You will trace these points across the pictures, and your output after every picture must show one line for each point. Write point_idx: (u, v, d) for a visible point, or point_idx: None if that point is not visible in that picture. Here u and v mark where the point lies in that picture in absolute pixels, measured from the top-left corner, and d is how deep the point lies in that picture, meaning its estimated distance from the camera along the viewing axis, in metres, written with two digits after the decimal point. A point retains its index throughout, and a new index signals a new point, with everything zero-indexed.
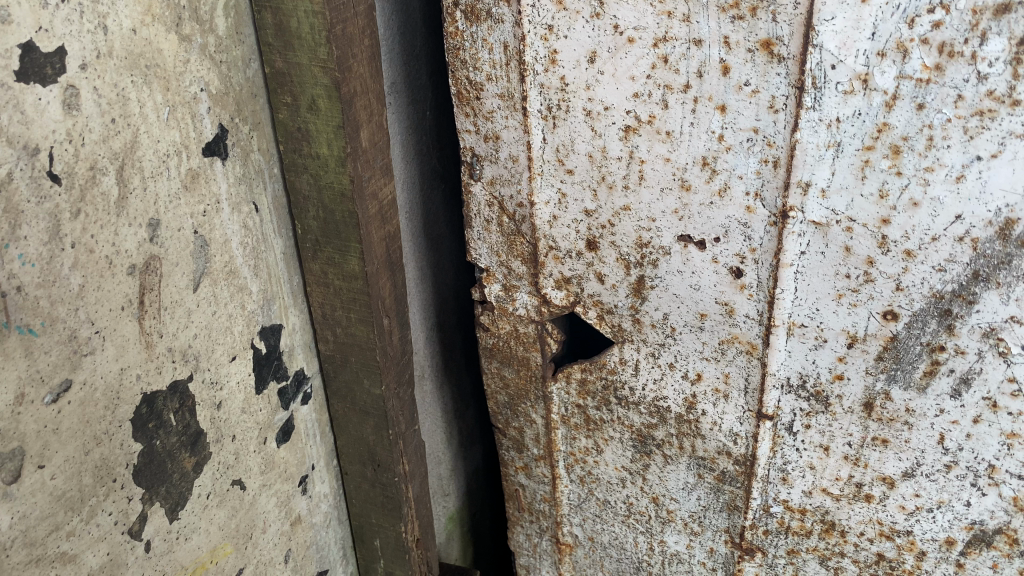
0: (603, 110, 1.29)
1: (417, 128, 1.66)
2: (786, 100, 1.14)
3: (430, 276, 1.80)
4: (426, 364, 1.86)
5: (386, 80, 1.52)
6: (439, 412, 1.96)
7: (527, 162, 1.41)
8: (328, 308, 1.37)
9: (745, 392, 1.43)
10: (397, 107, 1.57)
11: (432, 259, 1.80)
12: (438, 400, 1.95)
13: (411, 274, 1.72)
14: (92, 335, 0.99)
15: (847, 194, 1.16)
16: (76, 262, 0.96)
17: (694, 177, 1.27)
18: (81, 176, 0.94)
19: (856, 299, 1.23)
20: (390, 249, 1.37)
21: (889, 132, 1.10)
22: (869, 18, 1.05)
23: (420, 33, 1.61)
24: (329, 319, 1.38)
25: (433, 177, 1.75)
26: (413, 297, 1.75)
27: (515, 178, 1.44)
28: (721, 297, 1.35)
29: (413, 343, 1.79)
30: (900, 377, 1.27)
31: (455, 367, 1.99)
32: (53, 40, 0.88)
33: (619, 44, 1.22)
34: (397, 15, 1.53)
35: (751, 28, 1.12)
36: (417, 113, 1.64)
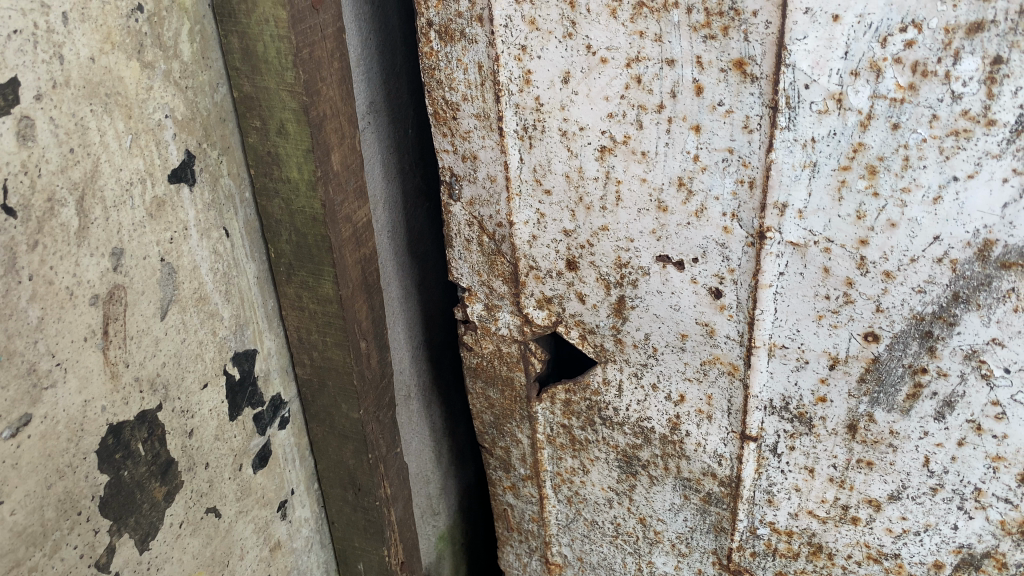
0: (578, 130, 1.27)
1: (399, 147, 1.64)
2: (760, 120, 1.12)
3: (414, 295, 1.79)
4: (412, 383, 1.84)
5: (363, 100, 1.50)
6: (426, 431, 1.94)
7: (505, 183, 1.39)
8: (304, 332, 1.35)
9: (728, 413, 1.40)
10: (376, 126, 1.56)
11: (417, 278, 1.79)
12: (426, 419, 1.93)
13: (393, 294, 1.71)
14: (53, 368, 0.98)
15: (824, 214, 1.14)
16: (33, 294, 0.94)
17: (671, 198, 1.25)
18: (37, 208, 0.93)
19: (837, 320, 1.21)
20: (367, 272, 1.35)
21: (865, 152, 1.08)
22: (841, 37, 1.02)
23: (398, 50, 1.60)
24: (306, 343, 1.36)
25: (416, 195, 1.74)
26: (397, 317, 1.73)
27: (494, 198, 1.42)
28: (701, 318, 1.33)
29: (397, 363, 1.77)
30: (883, 399, 1.24)
31: (443, 386, 1.97)
32: (5, 71, 0.87)
33: (592, 65, 1.20)
34: (374, 33, 1.51)
35: (723, 48, 1.10)
36: (397, 131, 1.63)
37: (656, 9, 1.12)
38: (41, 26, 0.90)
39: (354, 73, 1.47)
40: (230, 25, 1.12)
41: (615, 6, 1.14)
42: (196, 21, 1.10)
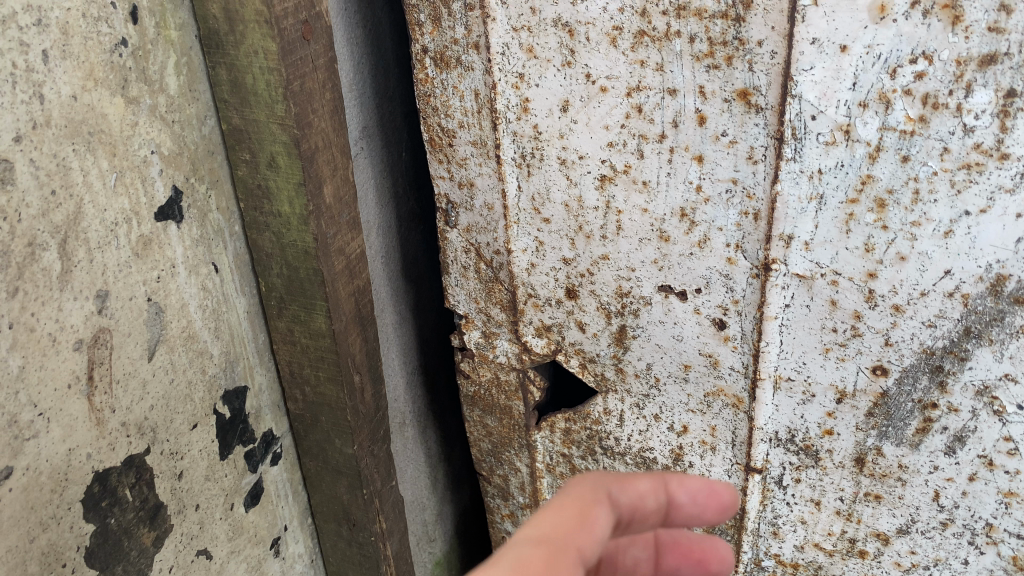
0: (577, 159, 1.24)
1: (393, 170, 1.61)
2: (765, 151, 1.09)
3: (409, 321, 1.75)
4: (408, 410, 1.80)
5: (357, 124, 1.47)
6: (422, 458, 1.90)
7: (502, 211, 1.36)
8: (296, 366, 1.31)
9: (732, 445, 1.37)
10: (370, 151, 1.52)
11: (412, 303, 1.75)
12: (422, 445, 1.89)
13: (389, 320, 1.67)
14: (35, 418, 0.94)
15: (831, 247, 1.11)
16: (14, 343, 0.90)
17: (673, 228, 1.22)
18: (18, 253, 0.89)
19: (844, 353, 1.18)
20: (361, 304, 1.32)
21: (874, 184, 1.05)
22: (849, 68, 0.99)
23: (391, 73, 1.56)
24: (298, 377, 1.32)
25: (410, 219, 1.70)
26: (392, 343, 1.70)
27: (492, 226, 1.39)
28: (705, 349, 1.30)
29: (392, 390, 1.73)
30: (892, 433, 1.21)
31: (439, 410, 1.94)
32: None
33: (592, 93, 1.17)
34: (367, 56, 1.48)
35: (727, 78, 1.07)
36: (390, 155, 1.59)
37: (658, 37, 1.09)
38: (20, 66, 0.86)
39: (346, 97, 1.43)
40: (217, 56, 1.07)
41: (615, 34, 1.11)
42: (183, 53, 1.06)
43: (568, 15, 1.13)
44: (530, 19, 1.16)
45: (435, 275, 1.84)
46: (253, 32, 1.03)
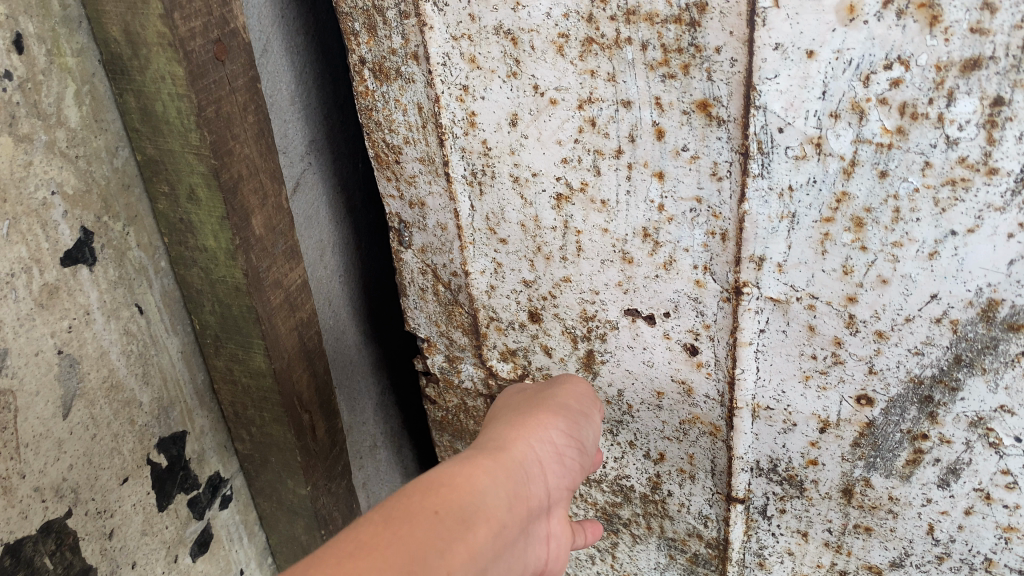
0: (531, 176, 1.14)
1: (348, 184, 1.49)
2: (730, 167, 0.99)
3: (376, 338, 1.64)
4: (380, 431, 1.71)
5: (303, 138, 1.34)
6: (398, 477, 1.81)
7: (456, 231, 1.26)
8: (239, 406, 1.22)
9: (712, 474, 1.28)
10: (320, 166, 1.40)
11: (380, 321, 1.64)
12: (397, 464, 1.80)
13: (353, 343, 1.56)
14: None
15: (806, 269, 1.01)
16: None
17: (636, 249, 1.12)
18: None
19: (825, 382, 1.08)
20: (305, 337, 1.22)
21: (849, 202, 0.95)
22: (817, 76, 0.89)
23: (342, 77, 1.43)
24: (243, 418, 1.24)
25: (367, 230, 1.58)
26: (360, 366, 1.59)
27: (447, 246, 1.29)
28: (677, 375, 1.21)
29: (363, 415, 1.63)
30: (880, 464, 1.12)
31: (414, 427, 1.84)
32: None
33: (541, 106, 1.07)
34: (313, 59, 1.34)
35: (684, 88, 0.96)
36: (343, 164, 1.47)
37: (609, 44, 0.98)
38: None
39: (289, 110, 1.30)
40: (123, 82, 0.98)
41: (562, 42, 1.01)
42: (84, 81, 0.96)
43: (510, 21, 1.02)
44: (470, 27, 1.05)
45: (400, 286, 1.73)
46: (157, 56, 0.92)
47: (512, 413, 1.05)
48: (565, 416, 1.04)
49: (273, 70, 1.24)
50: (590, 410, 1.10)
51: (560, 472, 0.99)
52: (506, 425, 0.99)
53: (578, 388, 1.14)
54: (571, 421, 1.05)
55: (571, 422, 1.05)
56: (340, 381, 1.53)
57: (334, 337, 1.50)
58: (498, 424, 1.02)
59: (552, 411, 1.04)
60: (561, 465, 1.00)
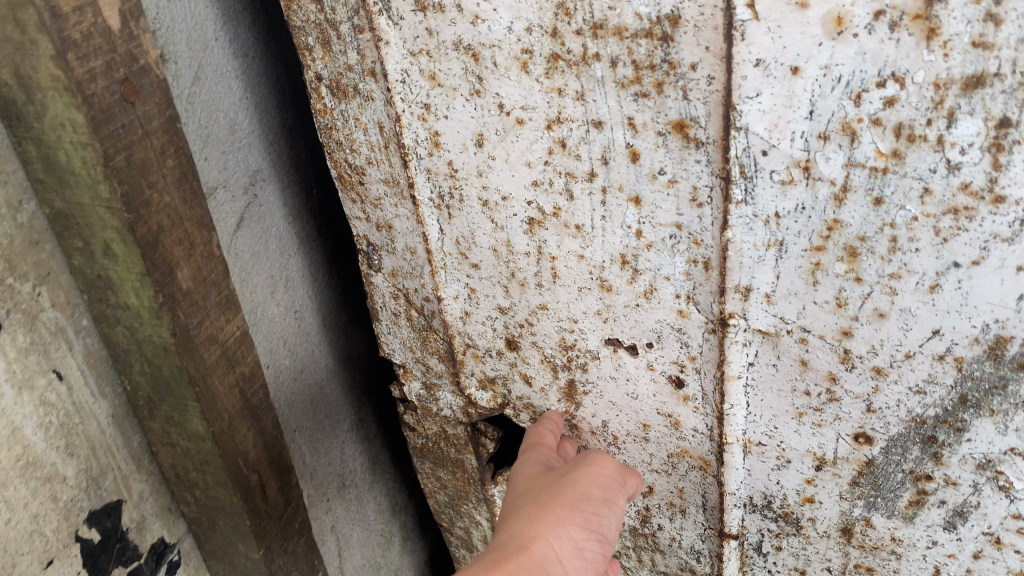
0: (501, 200, 1.06)
1: (300, 212, 1.36)
2: (711, 192, 0.91)
3: (338, 371, 1.52)
4: (349, 470, 1.59)
5: (246, 169, 1.21)
6: (372, 515, 1.70)
7: (427, 256, 1.18)
8: (181, 469, 1.15)
9: (703, 509, 1.20)
10: (269, 197, 1.28)
11: (341, 355, 1.52)
12: (370, 502, 1.69)
13: (313, 383, 1.44)
14: None
15: (797, 300, 0.93)
16: None
17: (614, 277, 1.04)
18: None
19: (820, 419, 1.00)
20: (248, 392, 1.15)
21: (842, 230, 0.86)
22: (803, 94, 0.80)
23: (289, 95, 1.30)
24: (186, 480, 1.16)
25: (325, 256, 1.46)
26: (323, 407, 1.47)
27: (418, 270, 1.21)
28: (663, 408, 1.13)
29: (329, 457, 1.51)
30: (881, 504, 1.04)
31: (385, 461, 1.73)
32: None
33: (508, 126, 0.99)
34: (254, 78, 1.21)
35: (658, 107, 0.88)
36: (293, 188, 1.34)
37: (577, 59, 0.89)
38: None
39: (228, 140, 1.17)
40: (21, 130, 0.89)
41: (526, 58, 0.92)
42: None
43: (470, 36, 0.94)
44: (428, 42, 0.97)
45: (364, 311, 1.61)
46: (54, 101, 0.83)
47: (537, 497, 1.06)
48: (586, 508, 1.03)
49: (207, 98, 1.11)
50: (614, 491, 1.08)
51: (579, 563, 1.00)
52: (529, 519, 1.01)
53: (606, 460, 1.13)
54: (593, 509, 1.04)
55: (594, 506, 1.04)
56: (299, 424, 1.40)
57: (291, 378, 1.37)
58: (523, 513, 1.03)
59: (574, 499, 1.04)
60: (582, 559, 1.00)
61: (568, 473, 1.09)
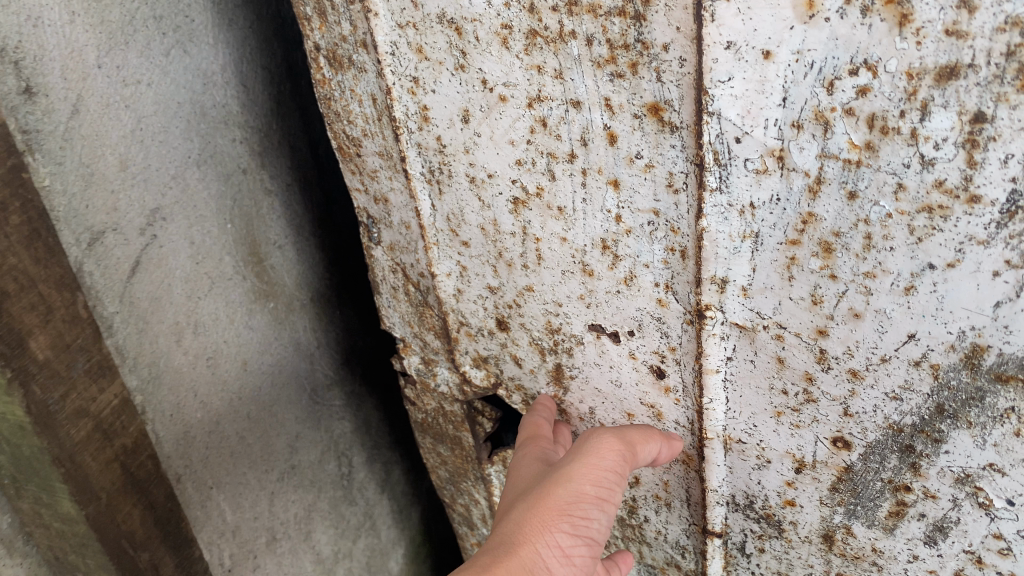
0: (487, 178, 1.05)
1: (214, 255, 1.28)
2: (686, 179, 0.88)
3: (269, 417, 1.45)
4: (289, 516, 1.53)
5: (140, 208, 1.13)
6: (330, 549, 1.65)
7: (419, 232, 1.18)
8: (59, 549, 1.15)
9: (687, 504, 1.18)
10: (165, 245, 1.19)
11: (272, 399, 1.45)
12: (326, 537, 1.63)
13: (232, 435, 1.36)
14: None
15: (773, 295, 0.90)
16: None
17: (595, 262, 1.02)
18: None
19: (798, 420, 0.97)
20: (132, 464, 1.15)
21: (817, 224, 0.82)
22: (776, 80, 0.77)
23: (233, 123, 1.28)
24: (64, 560, 1.16)
25: (247, 297, 1.37)
26: (246, 458, 1.40)
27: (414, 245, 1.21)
28: (646, 399, 1.11)
29: (258, 508, 1.45)
30: (861, 513, 1.00)
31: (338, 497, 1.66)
32: None
33: (491, 102, 0.98)
34: (155, 106, 1.14)
35: (633, 89, 0.86)
36: (212, 223, 1.27)
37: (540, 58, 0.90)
38: None
39: (116, 178, 1.09)
40: None
41: (506, 34, 0.91)
42: None
43: (453, 10, 0.93)
44: (414, 16, 0.97)
45: (315, 349, 1.55)
46: None
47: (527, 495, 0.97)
48: (575, 511, 0.94)
49: (87, 133, 1.04)
50: (612, 484, 0.99)
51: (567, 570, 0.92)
52: (513, 521, 0.93)
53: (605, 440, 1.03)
54: (582, 511, 0.95)
55: (584, 509, 0.96)
56: (218, 478, 1.34)
57: (204, 432, 1.30)
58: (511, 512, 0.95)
59: (563, 498, 0.95)
60: (568, 564, 0.92)
61: (563, 467, 1.00)
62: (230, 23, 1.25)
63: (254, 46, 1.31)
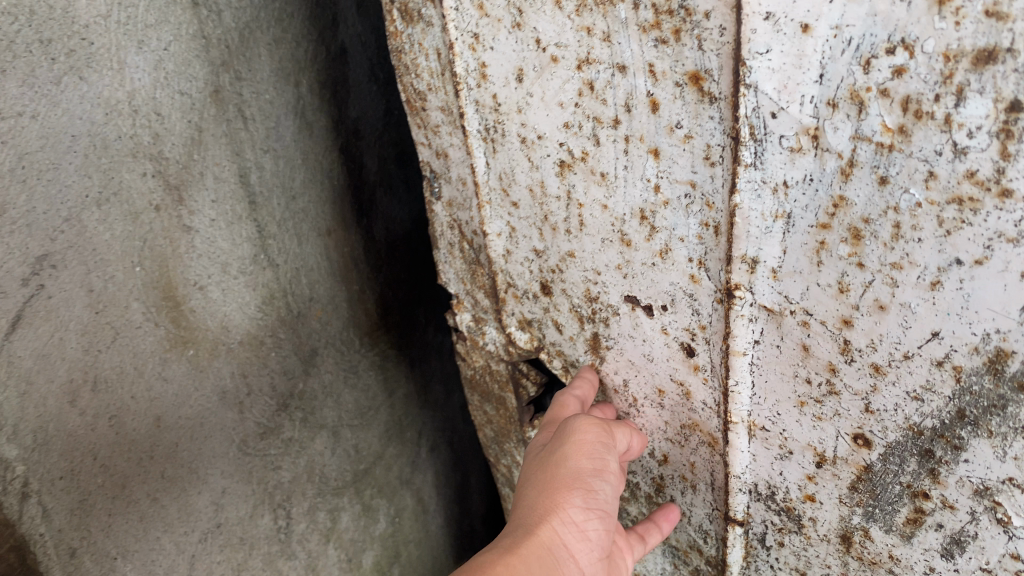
0: (537, 139, 1.06)
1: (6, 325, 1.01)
2: (722, 152, 0.87)
3: (186, 475, 1.33)
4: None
5: None
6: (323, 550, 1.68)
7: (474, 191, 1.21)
8: None
9: (711, 488, 1.17)
10: None
11: (185, 462, 1.32)
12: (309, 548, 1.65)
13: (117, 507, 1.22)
14: None
15: (802, 280, 0.87)
16: None
17: (634, 232, 1.02)
18: None
19: (821, 412, 0.94)
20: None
21: (847, 209, 0.80)
22: (813, 55, 0.75)
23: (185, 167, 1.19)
24: None
25: (163, 346, 1.23)
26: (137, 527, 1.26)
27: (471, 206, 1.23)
28: (676, 376, 1.10)
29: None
30: (880, 516, 0.97)
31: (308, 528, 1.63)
32: None
33: (543, 63, 0.98)
34: (42, 140, 1.00)
35: (676, 56, 0.85)
36: (115, 266, 1.13)
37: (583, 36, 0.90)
38: None
39: None
40: None
41: None
42: None
43: None
44: None
45: (287, 395, 1.50)
46: None
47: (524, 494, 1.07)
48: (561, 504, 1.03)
49: None
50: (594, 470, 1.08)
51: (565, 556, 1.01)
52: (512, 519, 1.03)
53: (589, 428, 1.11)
54: (567, 502, 1.04)
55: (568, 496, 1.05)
56: (124, 547, 1.25)
57: (104, 494, 1.20)
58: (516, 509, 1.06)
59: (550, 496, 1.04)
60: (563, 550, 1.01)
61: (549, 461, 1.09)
62: (141, 45, 1.08)
63: (172, 70, 1.13)
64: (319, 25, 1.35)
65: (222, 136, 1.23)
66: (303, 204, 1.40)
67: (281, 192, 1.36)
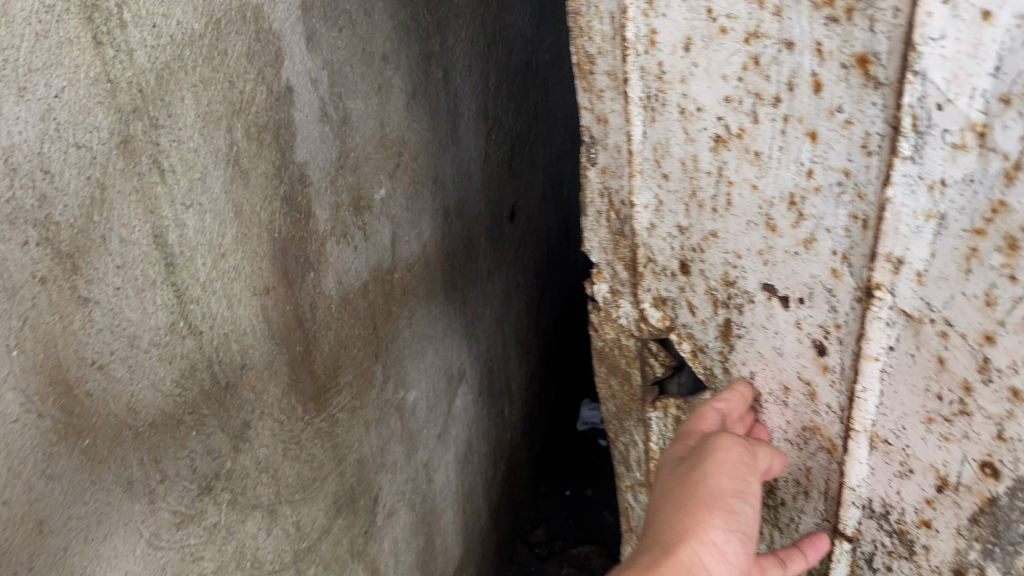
0: (696, 111, 1.05)
1: None
2: (881, 142, 0.83)
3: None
4: None
5: None
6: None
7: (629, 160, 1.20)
8: None
9: (824, 497, 1.13)
10: None
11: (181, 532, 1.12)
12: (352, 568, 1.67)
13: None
14: None
15: (946, 286, 0.83)
16: None
17: (780, 217, 0.99)
18: None
19: (948, 431, 0.89)
20: None
21: (1006, 216, 0.74)
22: (991, 45, 0.69)
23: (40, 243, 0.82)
24: None
25: (48, 440, 0.86)
26: None
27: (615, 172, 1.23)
28: (803, 374, 1.07)
29: None
30: (999, 556, 0.90)
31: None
32: None
33: (713, 33, 0.96)
34: None
35: (846, 36, 0.82)
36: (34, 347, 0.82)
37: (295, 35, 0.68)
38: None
39: None
40: None
41: None
42: None
43: None
44: None
45: (212, 475, 1.16)
46: None
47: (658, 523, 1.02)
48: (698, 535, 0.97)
49: None
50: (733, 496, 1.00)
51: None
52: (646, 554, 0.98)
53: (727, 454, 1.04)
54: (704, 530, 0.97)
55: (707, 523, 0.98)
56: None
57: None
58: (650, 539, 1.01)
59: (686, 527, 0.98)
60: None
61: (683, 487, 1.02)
62: (73, 76, 0.83)
63: (65, 120, 0.83)
64: (262, 63, 1.12)
65: (132, 192, 0.93)
66: (232, 264, 1.13)
67: (208, 248, 1.07)
